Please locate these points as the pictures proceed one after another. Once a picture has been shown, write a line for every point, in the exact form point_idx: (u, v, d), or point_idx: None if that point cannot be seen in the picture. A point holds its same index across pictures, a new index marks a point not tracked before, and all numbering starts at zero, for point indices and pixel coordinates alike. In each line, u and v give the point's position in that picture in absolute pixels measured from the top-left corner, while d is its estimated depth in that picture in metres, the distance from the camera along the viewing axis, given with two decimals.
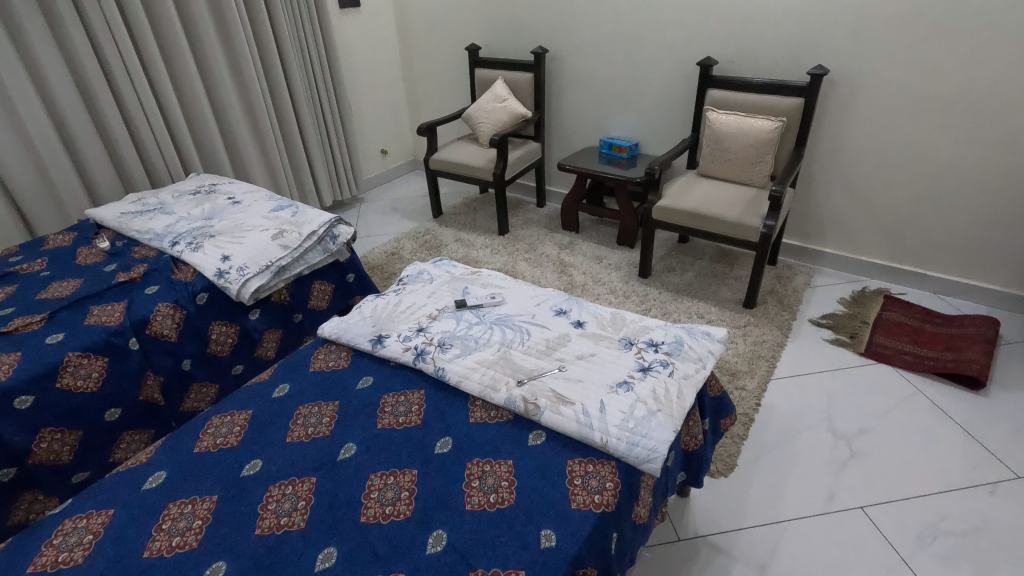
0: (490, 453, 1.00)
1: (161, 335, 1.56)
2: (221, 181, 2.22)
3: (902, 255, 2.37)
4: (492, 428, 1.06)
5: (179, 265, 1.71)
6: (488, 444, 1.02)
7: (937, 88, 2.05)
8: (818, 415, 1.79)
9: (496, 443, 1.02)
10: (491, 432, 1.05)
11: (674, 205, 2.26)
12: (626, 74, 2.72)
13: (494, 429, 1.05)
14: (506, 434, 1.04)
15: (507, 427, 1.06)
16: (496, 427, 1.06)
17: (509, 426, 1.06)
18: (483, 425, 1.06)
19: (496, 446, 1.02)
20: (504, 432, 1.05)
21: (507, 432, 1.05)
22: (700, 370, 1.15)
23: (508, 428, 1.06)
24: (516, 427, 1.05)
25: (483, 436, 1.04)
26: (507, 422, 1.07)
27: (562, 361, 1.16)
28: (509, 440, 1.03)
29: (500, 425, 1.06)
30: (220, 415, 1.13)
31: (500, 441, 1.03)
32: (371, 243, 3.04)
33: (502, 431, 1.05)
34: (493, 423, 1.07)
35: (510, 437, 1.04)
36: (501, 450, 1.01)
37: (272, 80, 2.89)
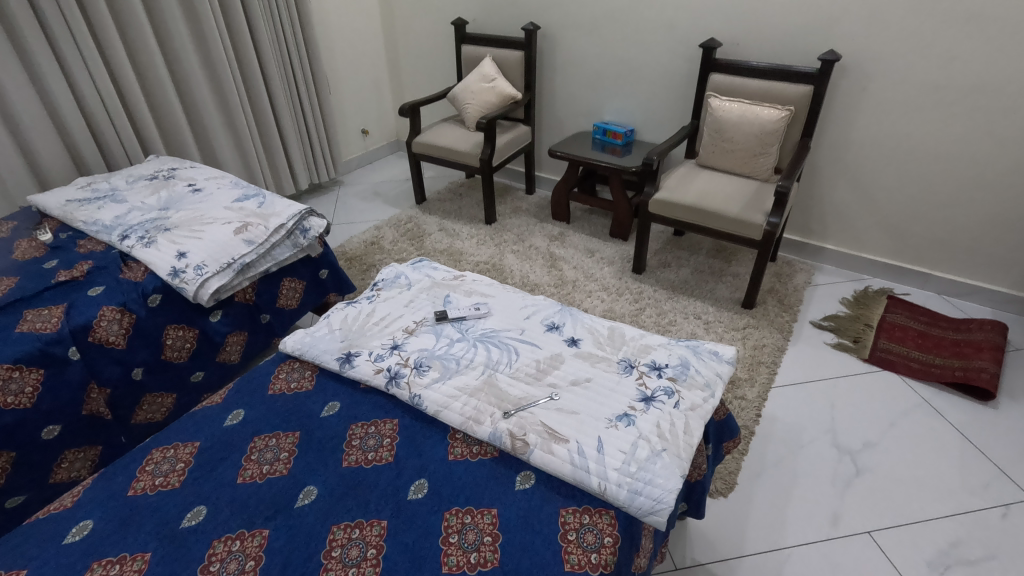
0: (472, 500, 0.88)
1: (106, 343, 1.40)
2: (181, 165, 2.03)
3: (907, 254, 2.26)
4: (475, 468, 0.93)
5: (129, 263, 1.54)
6: (472, 488, 0.89)
7: (954, 78, 1.91)
8: (821, 427, 1.69)
9: (478, 488, 0.89)
10: (473, 473, 0.92)
11: (673, 199, 2.12)
12: (622, 54, 2.55)
13: (476, 470, 0.92)
14: (490, 475, 0.92)
15: (492, 467, 0.93)
16: (478, 467, 0.93)
17: (495, 465, 0.93)
18: (465, 465, 0.93)
19: (478, 491, 0.89)
20: (487, 474, 0.92)
21: (491, 473, 0.92)
22: (708, 400, 1.02)
23: (493, 468, 0.93)
24: (502, 467, 0.93)
25: (465, 478, 0.91)
26: (492, 461, 0.94)
27: (554, 388, 1.03)
28: (494, 484, 0.90)
29: (484, 465, 0.93)
30: (162, 447, 0.99)
31: (484, 484, 0.90)
32: (350, 230, 2.87)
33: (486, 471, 0.92)
34: (476, 462, 0.94)
35: (495, 480, 0.91)
36: (485, 496, 0.88)
37: (241, 54, 2.66)
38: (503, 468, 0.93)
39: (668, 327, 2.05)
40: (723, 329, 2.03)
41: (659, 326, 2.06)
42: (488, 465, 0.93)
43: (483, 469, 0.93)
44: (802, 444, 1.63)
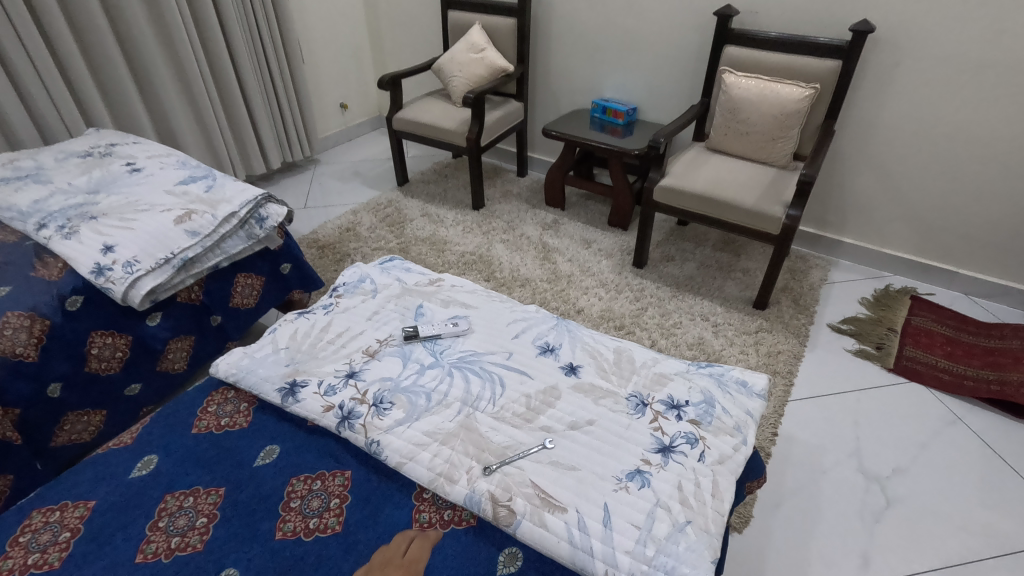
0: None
1: (12, 355, 1.16)
2: (121, 141, 1.77)
3: (933, 250, 2.06)
4: (443, 543, 0.72)
5: (45, 257, 1.30)
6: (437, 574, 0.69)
7: (1002, 53, 1.69)
8: (844, 448, 1.50)
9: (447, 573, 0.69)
10: (440, 550, 0.71)
11: (681, 186, 1.90)
12: (626, 23, 2.30)
13: (444, 546, 0.71)
14: (463, 553, 0.71)
15: (466, 543, 0.72)
16: (448, 542, 0.72)
17: (469, 540, 0.72)
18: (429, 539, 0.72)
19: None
20: (459, 551, 0.71)
21: (465, 551, 0.71)
22: (739, 449, 0.82)
23: (467, 544, 0.72)
24: (478, 542, 0.72)
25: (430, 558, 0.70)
26: (466, 533, 0.73)
27: (548, 433, 0.82)
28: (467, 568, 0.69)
29: (456, 539, 0.73)
30: (45, 509, 0.77)
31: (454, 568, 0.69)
32: (324, 214, 2.62)
33: (457, 549, 0.71)
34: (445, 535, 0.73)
35: (469, 561, 0.70)
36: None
37: (200, 15, 2.38)
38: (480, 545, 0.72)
39: (673, 329, 1.85)
40: (734, 333, 1.84)
41: (662, 329, 1.86)
42: (461, 539, 0.73)
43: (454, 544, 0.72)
44: (824, 469, 1.45)
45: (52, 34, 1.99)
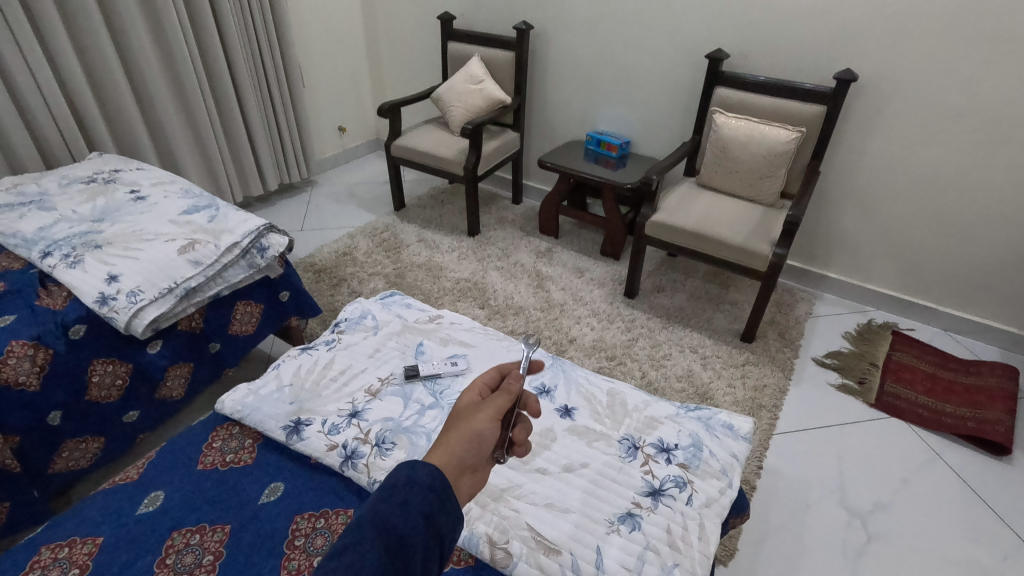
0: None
1: (14, 384, 1.18)
2: (125, 166, 1.80)
3: (914, 286, 2.13)
4: (404, 497, 0.56)
5: (49, 285, 1.32)
6: (392, 542, 0.54)
7: (979, 103, 1.78)
8: (827, 483, 1.54)
9: (408, 553, 0.54)
10: (398, 511, 0.55)
11: (673, 222, 1.96)
12: (621, 61, 2.38)
13: (401, 500, 0.56)
14: (428, 518, 0.57)
15: (432, 498, 0.57)
16: (407, 500, 0.56)
17: (438, 493, 0.58)
18: (386, 488, 0.57)
19: (410, 559, 0.54)
20: (421, 520, 0.56)
21: (426, 517, 0.56)
22: (725, 493, 0.86)
23: (425, 507, 0.57)
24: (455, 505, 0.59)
25: (383, 518, 0.54)
26: (427, 480, 0.58)
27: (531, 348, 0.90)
28: (430, 563, 0.56)
29: (422, 489, 0.58)
30: (52, 546, 0.80)
31: (417, 542, 0.55)
32: (320, 237, 2.65)
33: (423, 516, 0.56)
34: (412, 480, 0.58)
35: (430, 543, 0.56)
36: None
37: (203, 42, 2.42)
38: (441, 517, 0.57)
39: (662, 361, 1.89)
40: (722, 366, 1.88)
41: (653, 361, 1.90)
42: (425, 492, 0.58)
43: (410, 509, 0.56)
44: (807, 503, 1.49)
45: (60, 61, 2.02)
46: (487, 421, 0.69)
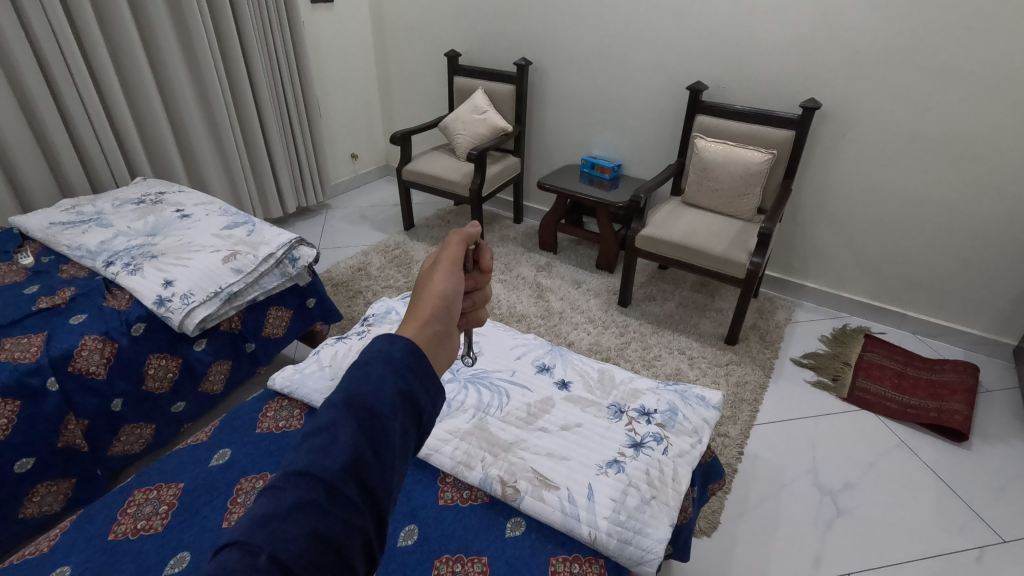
0: (372, 464, 0.45)
1: (86, 373, 1.37)
2: (169, 189, 2.01)
3: (884, 293, 2.32)
4: (375, 371, 0.48)
5: (113, 290, 1.52)
6: (370, 420, 0.46)
7: (930, 127, 1.99)
8: (802, 466, 1.70)
9: (388, 433, 0.46)
10: (370, 384, 0.47)
11: (659, 235, 2.16)
12: (611, 92, 2.62)
13: (371, 374, 0.48)
14: (406, 394, 0.48)
15: (411, 374, 0.49)
16: (380, 373, 0.48)
17: (417, 367, 0.50)
18: (356, 365, 0.48)
19: (391, 440, 0.46)
20: (398, 396, 0.47)
21: (404, 393, 0.48)
22: (696, 446, 1.04)
23: (402, 381, 0.48)
24: (435, 377, 0.52)
25: (355, 395, 0.46)
26: (405, 355, 0.50)
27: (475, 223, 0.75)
28: (413, 445, 0.48)
29: (397, 362, 0.49)
30: (145, 489, 0.99)
31: (397, 419, 0.47)
32: (336, 255, 2.85)
33: (400, 391, 0.48)
34: (386, 354, 0.49)
35: (411, 421, 0.48)
36: (394, 473, 0.46)
37: (233, 78, 2.61)
38: (421, 393, 0.49)
39: (653, 362, 2.07)
40: (707, 366, 2.06)
41: (644, 361, 2.08)
42: (398, 364, 0.49)
43: (385, 384, 0.47)
44: (784, 483, 1.65)
45: (109, 97, 2.17)
46: (444, 275, 0.59)
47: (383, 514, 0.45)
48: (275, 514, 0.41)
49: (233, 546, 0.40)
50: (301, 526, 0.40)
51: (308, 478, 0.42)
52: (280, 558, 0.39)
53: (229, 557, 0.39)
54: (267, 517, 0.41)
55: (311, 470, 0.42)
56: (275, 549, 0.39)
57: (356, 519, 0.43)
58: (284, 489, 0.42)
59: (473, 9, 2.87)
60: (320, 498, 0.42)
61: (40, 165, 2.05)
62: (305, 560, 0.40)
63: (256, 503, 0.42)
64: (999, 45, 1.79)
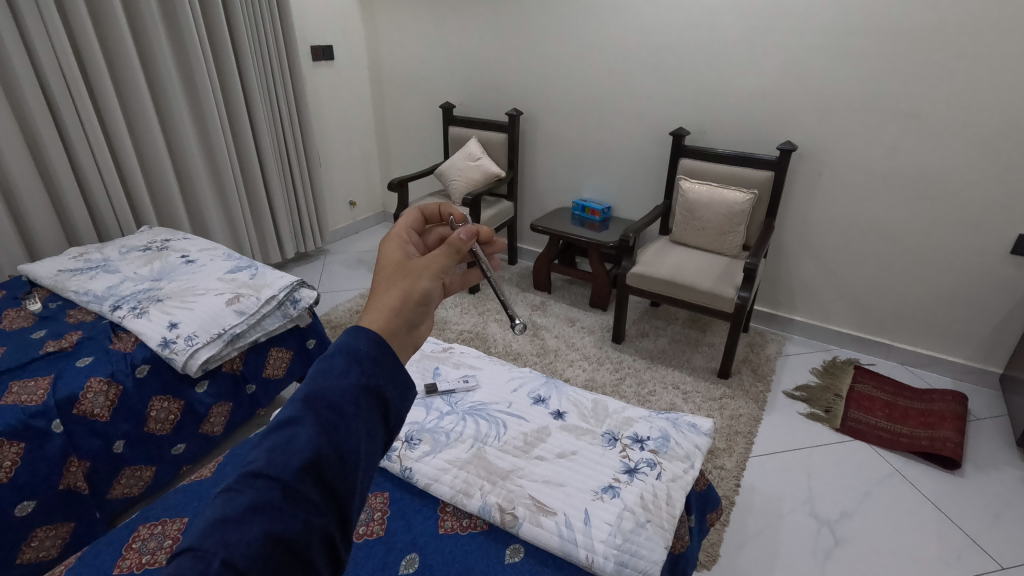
0: (332, 464, 0.43)
1: (90, 415, 1.39)
2: (173, 237, 2.08)
3: (870, 325, 2.38)
4: (336, 366, 0.47)
5: (119, 333, 1.56)
6: (330, 417, 0.44)
7: (900, 166, 2.10)
8: (797, 496, 1.72)
9: (348, 432, 0.44)
10: (330, 380, 0.46)
11: (649, 273, 2.23)
12: (599, 138, 2.75)
13: (333, 369, 0.46)
14: (369, 388, 0.47)
15: (375, 368, 0.48)
16: (342, 368, 0.47)
17: (381, 362, 0.48)
18: (318, 361, 0.47)
19: (352, 437, 0.44)
20: (359, 391, 0.46)
21: (367, 389, 0.47)
22: (688, 471, 1.07)
23: (365, 376, 0.47)
24: (403, 369, 0.50)
25: (316, 392, 0.45)
26: (370, 349, 0.48)
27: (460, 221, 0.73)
28: (378, 442, 0.47)
29: (361, 358, 0.48)
30: (149, 524, 1.04)
31: (358, 415, 0.45)
32: (335, 298, 2.91)
33: (362, 386, 0.47)
34: (350, 350, 0.48)
35: (374, 417, 0.47)
36: (356, 471, 0.44)
37: (238, 132, 2.73)
38: (386, 388, 0.48)
39: (648, 396, 2.10)
40: (702, 399, 2.09)
41: (639, 396, 2.10)
42: (362, 361, 0.48)
43: (346, 380, 0.46)
44: (780, 514, 1.66)
45: (119, 153, 2.27)
46: (421, 277, 0.57)
47: (345, 510, 0.44)
48: (229, 518, 0.40)
49: (187, 552, 0.40)
50: (255, 528, 0.40)
51: (265, 479, 0.41)
52: (233, 562, 0.39)
53: (184, 561, 0.39)
54: (221, 522, 0.40)
55: (266, 470, 0.41)
56: (228, 552, 0.39)
57: (317, 519, 0.42)
58: (241, 491, 0.42)
59: (466, 65, 3.04)
60: (274, 500, 0.41)
61: (50, 217, 2.12)
62: (257, 559, 0.40)
63: (214, 505, 0.42)
64: (957, 90, 1.92)
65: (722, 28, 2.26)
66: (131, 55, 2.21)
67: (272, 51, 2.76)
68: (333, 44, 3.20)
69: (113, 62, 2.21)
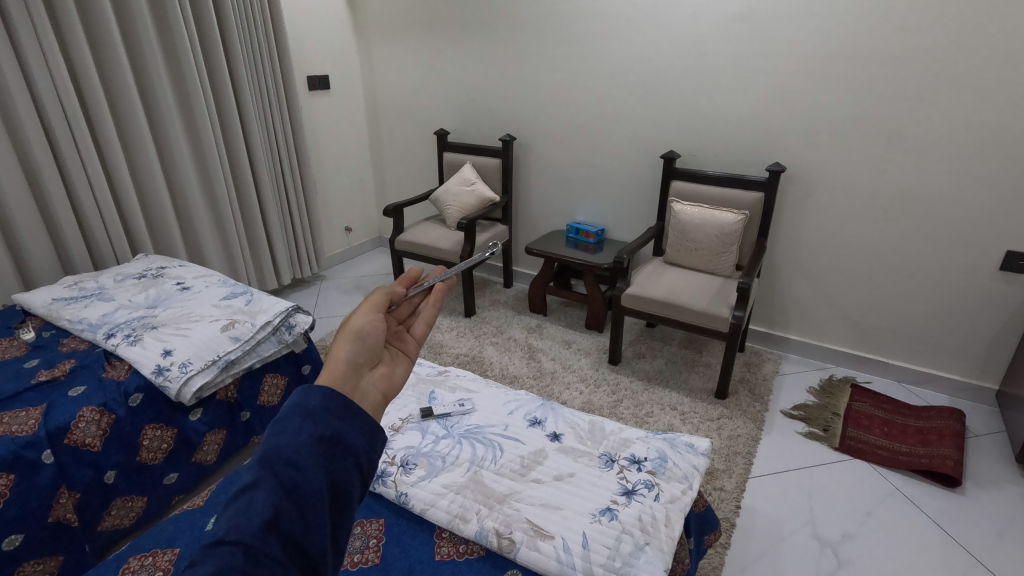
0: (292, 517, 0.44)
1: (81, 445, 1.38)
2: (169, 264, 2.09)
3: (865, 344, 2.39)
4: (291, 423, 0.47)
5: (113, 361, 1.56)
6: (288, 474, 0.45)
7: (887, 186, 2.13)
8: (799, 518, 1.70)
9: (307, 485, 0.45)
10: (286, 438, 0.46)
11: (644, 294, 2.24)
12: (592, 162, 2.79)
13: (286, 427, 0.47)
14: (326, 439, 0.47)
15: (331, 419, 0.48)
16: (296, 424, 0.47)
17: (337, 413, 0.49)
18: (271, 424, 0.47)
19: (312, 489, 0.45)
20: (316, 443, 0.46)
21: (324, 440, 0.47)
22: (687, 493, 1.06)
23: (320, 427, 0.48)
24: (363, 414, 0.51)
25: (271, 452, 0.45)
26: (322, 402, 0.49)
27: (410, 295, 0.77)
28: (344, 489, 0.47)
29: (315, 411, 0.48)
30: (140, 556, 1.03)
31: (316, 467, 0.46)
32: (331, 323, 2.89)
33: (319, 437, 0.47)
34: (303, 406, 0.49)
35: (335, 466, 0.47)
36: (319, 522, 0.45)
37: (235, 160, 2.76)
38: (344, 435, 0.48)
39: (646, 418, 2.09)
40: (699, 420, 2.08)
41: (637, 418, 2.09)
42: (316, 414, 0.48)
43: (301, 435, 0.46)
44: (782, 536, 1.64)
45: (117, 183, 2.30)
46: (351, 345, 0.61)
47: (314, 563, 0.44)
48: None
49: None
50: None
51: (228, 545, 0.41)
52: None
53: None
54: None
55: (227, 536, 0.41)
56: None
57: None
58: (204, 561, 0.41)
59: (460, 92, 3.10)
60: (237, 565, 0.40)
61: (46, 246, 2.13)
62: None
63: None
64: (938, 111, 1.97)
65: (709, 54, 2.32)
66: (129, 86, 2.25)
67: (269, 81, 2.82)
68: (329, 74, 3.27)
69: (113, 94, 2.26)
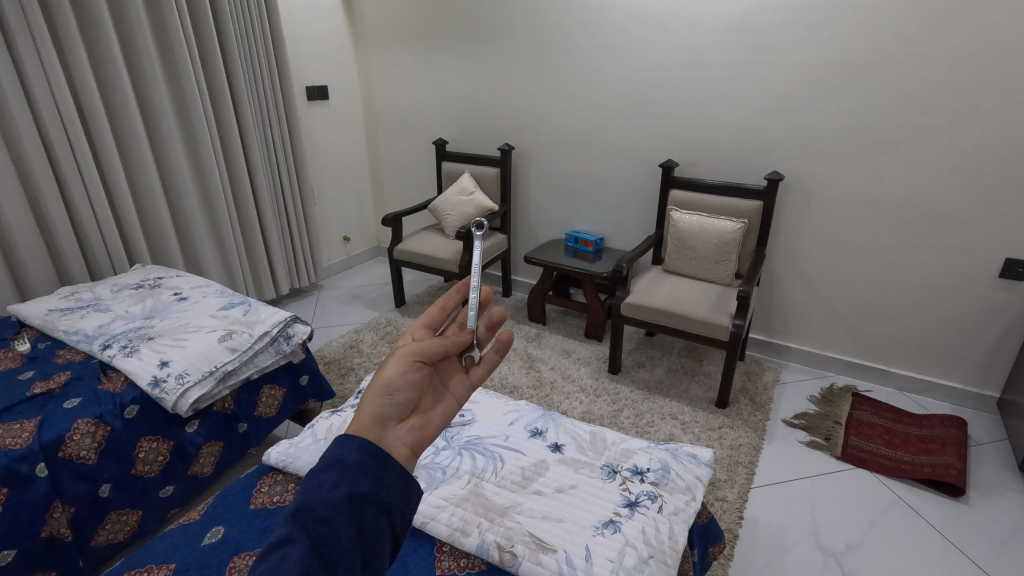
0: None
1: (76, 458, 1.36)
2: (166, 274, 2.08)
3: (866, 352, 2.38)
4: (326, 479, 0.46)
5: (109, 372, 1.54)
6: (320, 532, 0.44)
7: (885, 194, 2.14)
8: (802, 529, 1.68)
9: (338, 548, 0.44)
10: (319, 493, 0.45)
11: (643, 303, 2.24)
12: (590, 171, 2.80)
13: (322, 482, 0.46)
14: (360, 497, 0.46)
15: (366, 476, 0.47)
16: (330, 479, 0.46)
17: (371, 469, 0.47)
18: (310, 473, 0.47)
19: (342, 550, 0.44)
20: (348, 503, 0.45)
21: (358, 498, 0.46)
22: (689, 504, 1.05)
23: (355, 484, 0.46)
24: (398, 471, 0.49)
25: (304, 507, 0.45)
26: (359, 458, 0.48)
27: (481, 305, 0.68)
28: (377, 549, 0.46)
29: (352, 466, 0.47)
30: (136, 571, 1.01)
31: (347, 527, 0.45)
32: (328, 333, 2.88)
33: (350, 496, 0.45)
34: (340, 458, 0.47)
35: (367, 525, 0.46)
36: None
37: (233, 170, 2.75)
38: (380, 496, 0.47)
39: (647, 427, 2.07)
40: (700, 430, 2.07)
41: (637, 428, 2.08)
42: (352, 470, 0.47)
43: (335, 491, 0.45)
44: (786, 547, 1.62)
45: (113, 191, 2.29)
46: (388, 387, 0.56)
47: None
48: None
49: None
50: None
51: None
52: None
53: None
54: None
55: None
56: None
57: None
58: None
59: (458, 102, 3.11)
60: None
61: (43, 257, 2.12)
62: None
63: None
64: (934, 119, 1.98)
65: (707, 64, 2.33)
66: (128, 95, 2.25)
67: (267, 89, 2.81)
68: (328, 84, 3.27)
69: (111, 103, 2.26)
